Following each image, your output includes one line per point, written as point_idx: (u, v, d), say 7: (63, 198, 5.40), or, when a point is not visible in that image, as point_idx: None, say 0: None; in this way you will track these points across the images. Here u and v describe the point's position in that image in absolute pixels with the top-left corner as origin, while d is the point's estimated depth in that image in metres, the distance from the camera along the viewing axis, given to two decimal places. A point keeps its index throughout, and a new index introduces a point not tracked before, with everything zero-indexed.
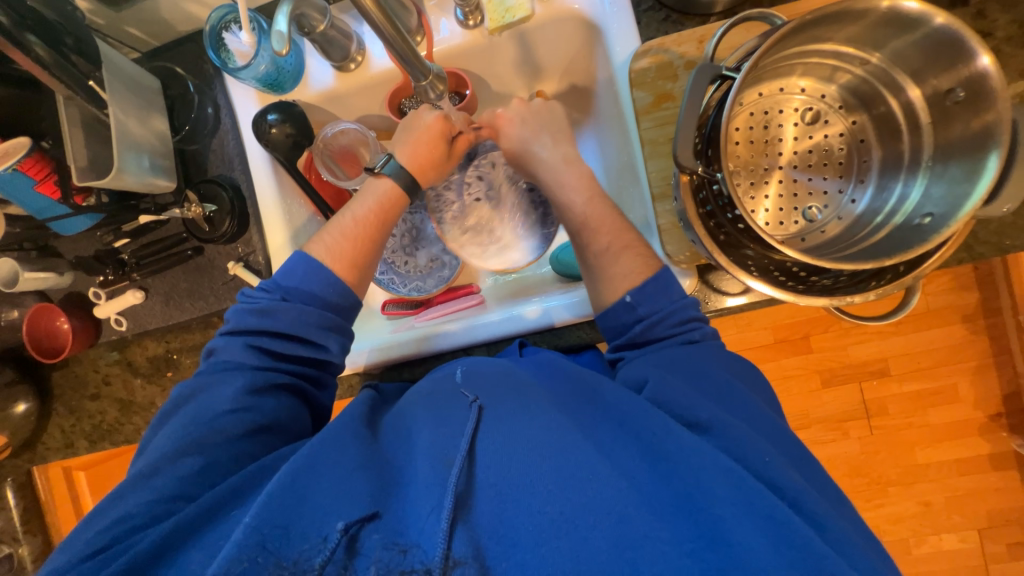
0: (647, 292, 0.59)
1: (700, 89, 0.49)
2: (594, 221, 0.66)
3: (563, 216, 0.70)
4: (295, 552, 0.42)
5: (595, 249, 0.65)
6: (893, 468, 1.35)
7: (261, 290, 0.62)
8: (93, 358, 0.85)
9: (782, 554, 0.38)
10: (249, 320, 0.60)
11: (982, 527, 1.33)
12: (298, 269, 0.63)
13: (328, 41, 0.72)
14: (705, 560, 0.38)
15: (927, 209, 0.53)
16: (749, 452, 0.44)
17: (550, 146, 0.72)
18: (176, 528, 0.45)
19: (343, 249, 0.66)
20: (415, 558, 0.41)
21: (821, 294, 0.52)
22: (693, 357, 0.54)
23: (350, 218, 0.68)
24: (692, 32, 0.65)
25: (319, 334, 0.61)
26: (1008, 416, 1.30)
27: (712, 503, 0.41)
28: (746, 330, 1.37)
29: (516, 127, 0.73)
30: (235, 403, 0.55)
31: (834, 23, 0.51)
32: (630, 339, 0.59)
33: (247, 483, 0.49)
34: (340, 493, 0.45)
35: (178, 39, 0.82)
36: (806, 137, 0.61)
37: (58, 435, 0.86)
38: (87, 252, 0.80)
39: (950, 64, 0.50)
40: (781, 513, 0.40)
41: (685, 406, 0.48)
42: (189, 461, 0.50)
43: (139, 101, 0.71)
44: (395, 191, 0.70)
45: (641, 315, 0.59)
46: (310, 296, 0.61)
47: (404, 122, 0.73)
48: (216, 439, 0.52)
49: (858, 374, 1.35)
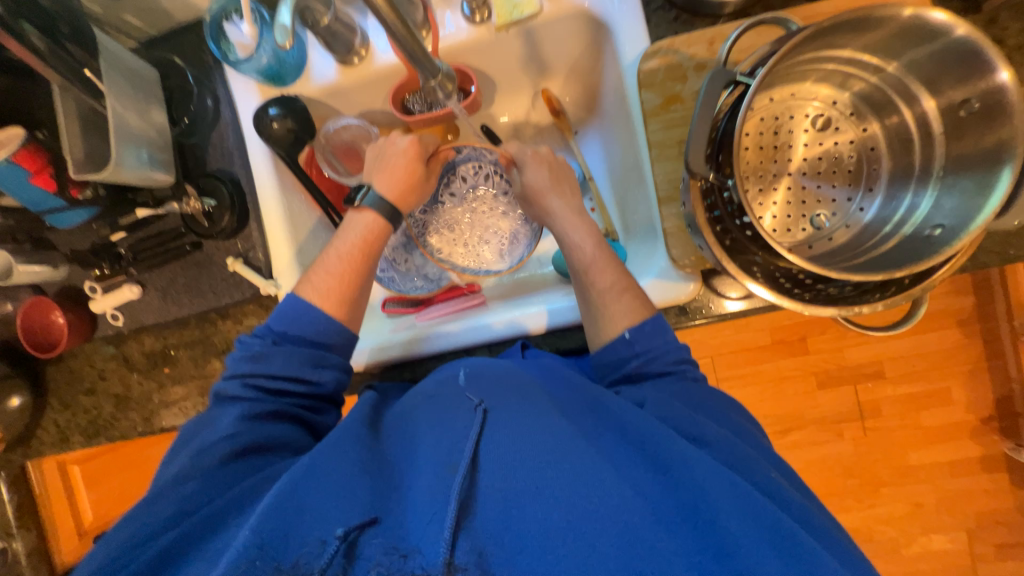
0: (646, 331, 0.59)
1: (713, 95, 0.48)
2: (601, 263, 0.66)
3: (571, 256, 0.69)
4: (294, 555, 0.41)
5: (598, 287, 0.64)
6: (885, 469, 1.36)
7: (254, 335, 0.62)
8: (89, 352, 0.84)
9: (788, 568, 0.38)
10: (244, 365, 0.59)
11: (970, 528, 1.35)
12: (291, 309, 0.62)
13: (331, 35, 0.70)
14: (711, 571, 0.38)
15: (937, 221, 0.53)
16: (750, 470, 0.46)
17: (565, 198, 0.72)
18: (176, 541, 0.45)
19: (329, 287, 0.64)
20: (415, 563, 0.40)
21: (827, 304, 0.52)
22: (690, 390, 0.55)
23: (334, 254, 0.67)
24: (703, 34, 0.64)
25: (312, 372, 0.60)
26: (999, 420, 1.32)
27: (719, 515, 0.41)
28: (743, 330, 1.37)
29: (543, 172, 0.73)
30: (231, 429, 0.55)
31: (851, 31, 0.50)
32: (625, 374, 0.59)
33: (242, 497, 0.49)
34: (339, 502, 0.45)
35: (177, 28, 0.80)
36: (816, 143, 0.61)
37: (51, 430, 0.85)
38: (82, 246, 0.79)
39: (967, 75, 0.49)
40: (785, 526, 0.40)
41: (687, 423, 0.49)
42: (188, 484, 0.50)
43: (137, 93, 0.70)
44: (377, 221, 0.69)
45: (637, 351, 0.58)
46: (303, 338, 0.61)
47: (389, 149, 0.72)
48: (209, 462, 0.52)
49: (853, 377, 1.36)
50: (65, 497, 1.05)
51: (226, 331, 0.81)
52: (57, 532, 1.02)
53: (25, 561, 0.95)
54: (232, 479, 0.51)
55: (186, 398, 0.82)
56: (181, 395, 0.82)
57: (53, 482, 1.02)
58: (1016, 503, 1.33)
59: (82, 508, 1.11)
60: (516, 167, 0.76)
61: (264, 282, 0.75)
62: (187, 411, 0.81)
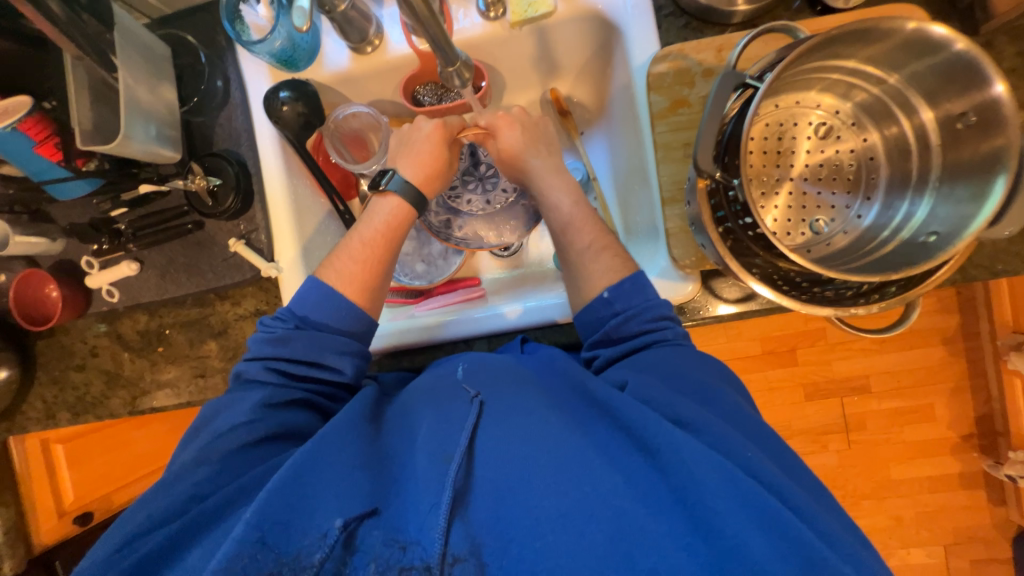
0: (625, 290, 0.60)
1: (723, 96, 0.50)
2: (579, 221, 0.68)
3: (549, 216, 0.71)
4: (295, 548, 0.42)
5: (578, 247, 0.66)
6: (867, 482, 1.39)
7: (277, 318, 0.62)
8: (81, 329, 0.83)
9: (777, 548, 0.38)
10: (266, 349, 0.59)
11: (948, 543, 1.38)
12: (310, 297, 0.62)
13: (347, 22, 0.71)
14: (701, 555, 0.39)
15: (932, 228, 0.55)
16: (730, 451, 0.45)
17: (544, 158, 0.72)
18: (179, 531, 0.46)
19: (352, 271, 0.65)
20: (415, 555, 0.42)
21: (824, 305, 0.53)
22: (674, 359, 0.55)
23: (357, 240, 0.67)
24: (712, 40, 0.66)
25: (335, 358, 0.60)
26: (979, 437, 1.35)
27: (707, 496, 0.41)
28: (735, 339, 1.39)
29: (517, 133, 0.71)
30: (251, 415, 0.55)
31: (858, 42, 0.52)
32: (604, 335, 0.60)
33: (253, 484, 0.49)
34: (339, 491, 0.45)
35: (190, 7, 0.80)
36: (818, 151, 0.63)
37: (38, 405, 0.84)
38: (81, 220, 0.78)
39: (966, 88, 0.51)
40: (771, 509, 0.40)
41: (665, 402, 0.49)
42: (204, 469, 0.51)
43: (149, 68, 0.70)
44: (401, 206, 0.69)
45: (618, 310, 0.59)
46: (324, 325, 0.61)
47: (411, 133, 0.72)
48: (226, 447, 0.52)
49: (840, 390, 1.38)
50: (48, 478, 1.03)
51: (223, 313, 0.80)
52: (37, 513, 0.99)
53: None
54: (246, 466, 0.51)
55: (179, 379, 0.81)
56: (173, 376, 0.81)
57: (35, 462, 0.99)
58: (991, 519, 1.36)
59: (64, 490, 1.09)
60: (490, 135, 0.74)
61: (265, 265, 0.75)
62: (180, 392, 0.81)
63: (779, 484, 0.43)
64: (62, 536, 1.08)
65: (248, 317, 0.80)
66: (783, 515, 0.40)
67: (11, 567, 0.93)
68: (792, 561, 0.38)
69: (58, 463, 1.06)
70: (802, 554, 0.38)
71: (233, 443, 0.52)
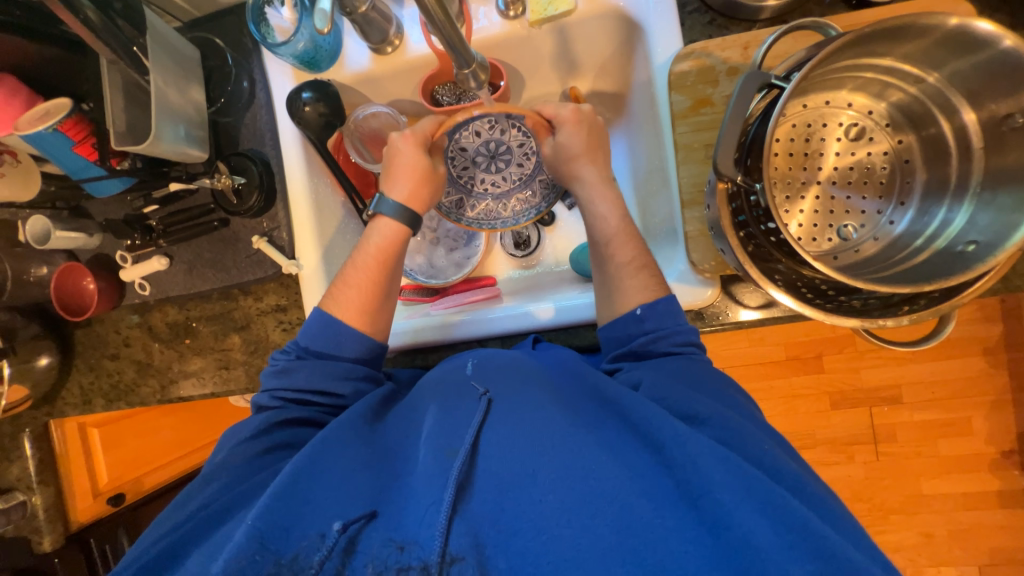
0: (658, 310, 0.58)
1: (746, 97, 0.48)
2: (592, 238, 0.65)
3: (592, 227, 0.68)
4: (294, 548, 0.43)
5: (598, 262, 0.64)
6: (896, 496, 1.33)
7: (283, 351, 0.64)
8: (115, 320, 0.87)
9: (783, 536, 0.37)
10: (273, 380, 0.62)
11: (982, 564, 1.31)
12: (313, 325, 0.64)
13: (367, 23, 0.72)
14: (706, 546, 0.38)
15: (971, 236, 0.52)
16: (744, 447, 0.44)
17: (568, 163, 0.68)
18: (179, 538, 0.49)
19: (350, 298, 0.65)
20: (413, 555, 0.41)
21: (850, 315, 0.51)
22: (685, 367, 0.53)
23: (350, 266, 0.67)
24: (738, 38, 0.64)
25: (338, 384, 0.61)
26: (1021, 455, 1.27)
27: (713, 488, 0.40)
28: (757, 344, 1.35)
29: (563, 132, 0.67)
30: (255, 431, 0.58)
31: (892, 38, 0.50)
32: (631, 350, 0.58)
33: (255, 492, 0.52)
34: (334, 502, 0.45)
35: (220, 10, 0.82)
36: (848, 153, 0.61)
37: (76, 391, 0.88)
38: (116, 216, 0.81)
39: (1014, 89, 0.48)
40: (776, 495, 0.39)
41: (680, 400, 0.49)
42: (214, 483, 0.54)
43: (179, 70, 0.72)
44: (393, 226, 0.69)
45: (647, 329, 0.58)
46: (327, 352, 0.62)
47: (385, 152, 0.70)
48: (236, 462, 0.55)
49: (869, 399, 1.32)
50: (84, 458, 1.08)
51: (246, 307, 0.82)
52: (73, 492, 1.04)
53: (43, 517, 0.97)
54: (252, 471, 0.54)
55: (204, 370, 0.84)
56: (200, 367, 0.84)
57: (73, 443, 1.05)
58: None
59: (99, 472, 1.14)
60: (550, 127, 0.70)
61: (287, 261, 0.77)
62: (204, 382, 0.83)
63: (793, 477, 0.43)
64: (97, 515, 1.14)
65: (269, 313, 0.82)
66: (800, 515, 0.38)
67: (50, 542, 0.98)
68: (800, 547, 0.36)
69: (94, 445, 1.12)
70: (822, 553, 0.36)
71: (245, 452, 0.56)
